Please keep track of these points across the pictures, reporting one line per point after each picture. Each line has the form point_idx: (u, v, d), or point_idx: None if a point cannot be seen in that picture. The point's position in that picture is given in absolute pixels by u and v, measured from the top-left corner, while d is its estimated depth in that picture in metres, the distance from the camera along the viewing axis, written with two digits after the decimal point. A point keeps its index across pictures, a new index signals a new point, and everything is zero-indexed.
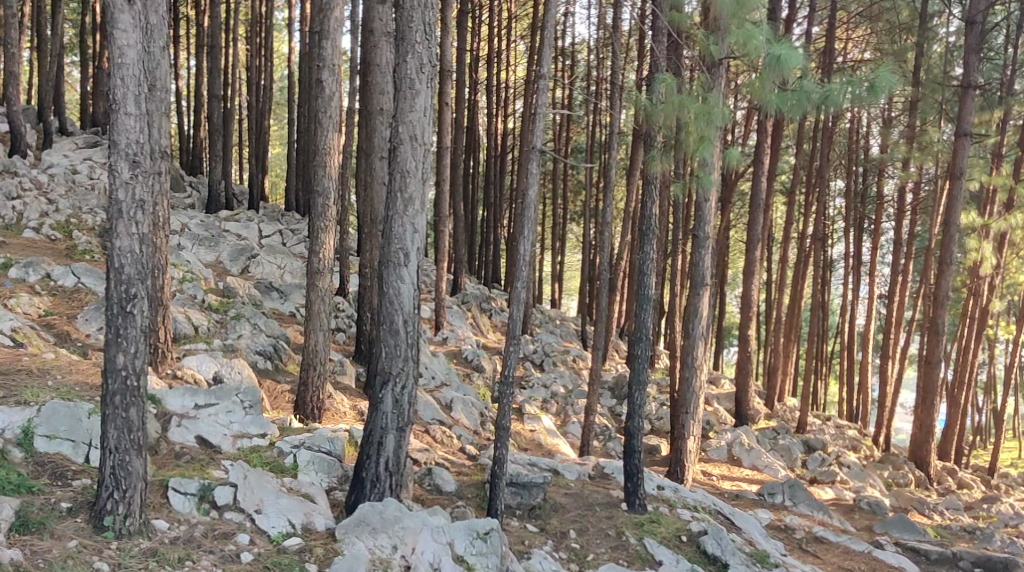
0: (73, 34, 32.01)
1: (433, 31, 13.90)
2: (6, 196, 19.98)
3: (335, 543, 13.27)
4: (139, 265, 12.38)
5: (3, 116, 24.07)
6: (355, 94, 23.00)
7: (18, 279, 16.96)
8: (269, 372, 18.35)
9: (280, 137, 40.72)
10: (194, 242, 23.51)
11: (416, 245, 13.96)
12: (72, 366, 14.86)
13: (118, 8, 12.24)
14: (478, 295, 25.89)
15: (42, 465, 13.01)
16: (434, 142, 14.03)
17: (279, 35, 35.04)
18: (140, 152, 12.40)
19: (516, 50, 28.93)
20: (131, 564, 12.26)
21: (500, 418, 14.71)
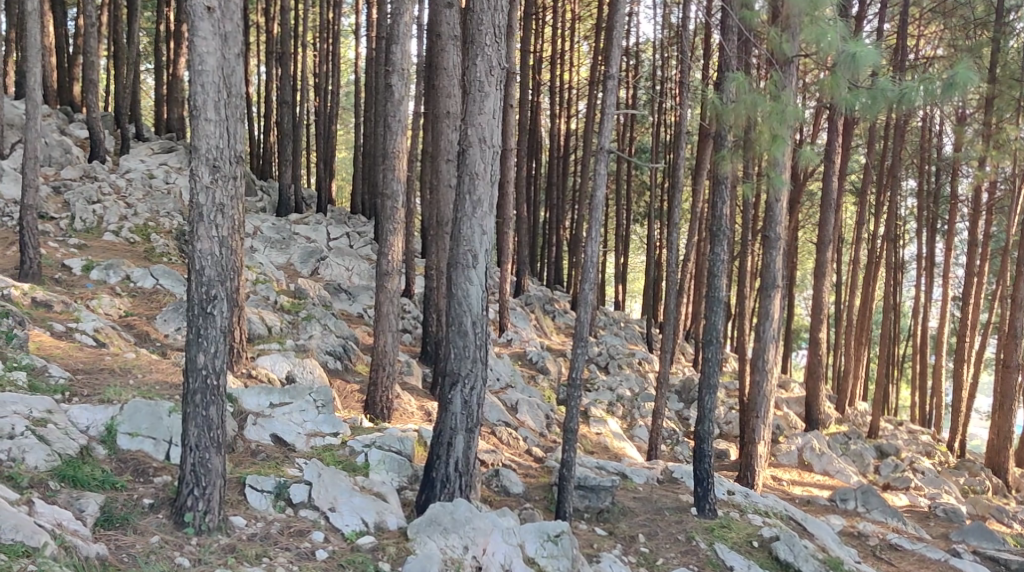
0: (148, 42, 32.72)
1: (503, 33, 14.02)
2: (86, 200, 20.51)
3: (408, 543, 13.46)
4: (219, 267, 12.66)
5: (82, 122, 24.66)
6: (423, 97, 23.23)
7: (99, 281, 17.54)
8: (338, 372, 18.62)
9: (347, 143, 41.29)
10: (265, 245, 23.94)
11: (484, 247, 14.10)
12: (152, 366, 15.24)
13: (197, 16, 12.55)
14: (542, 297, 26.00)
15: (125, 462, 13.30)
16: (503, 144, 14.15)
17: (346, 42, 35.53)
18: (220, 157, 12.68)
19: (580, 51, 28.98)
20: (211, 559, 12.45)
21: (569, 420, 14.85)
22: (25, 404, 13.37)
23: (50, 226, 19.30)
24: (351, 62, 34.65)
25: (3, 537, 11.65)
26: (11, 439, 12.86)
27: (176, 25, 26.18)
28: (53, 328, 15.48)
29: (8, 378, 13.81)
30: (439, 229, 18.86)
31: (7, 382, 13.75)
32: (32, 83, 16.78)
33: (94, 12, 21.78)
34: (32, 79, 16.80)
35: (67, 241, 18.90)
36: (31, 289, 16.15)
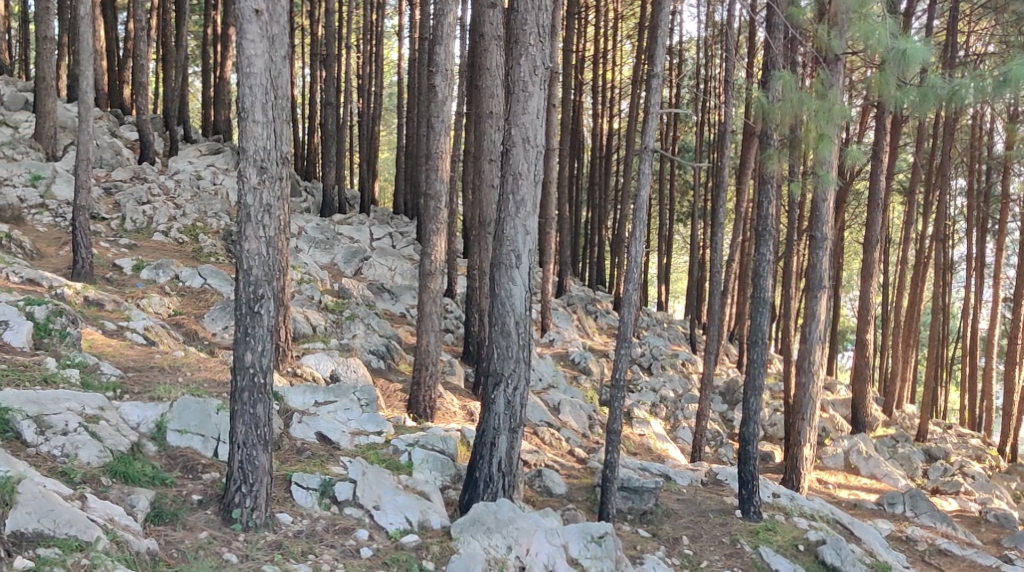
0: (195, 45, 33.09)
1: (548, 33, 14.05)
2: (137, 201, 20.80)
3: (452, 542, 13.54)
4: (267, 267, 12.78)
5: (132, 124, 24.97)
6: (465, 97, 23.31)
7: (148, 280, 17.79)
8: (382, 371, 18.73)
9: (389, 144, 41.49)
10: (309, 246, 23.99)
11: (528, 247, 14.14)
12: (201, 364, 15.43)
13: (246, 19, 12.68)
14: (584, 298, 25.98)
15: (175, 459, 13.47)
16: (546, 144, 14.18)
17: (388, 44, 35.71)
18: (268, 158, 12.80)
19: (623, 50, 28.94)
20: (258, 556, 12.56)
21: (612, 421, 14.86)
22: (78, 401, 13.51)
23: (100, 227, 19.62)
24: (394, 63, 34.82)
25: (57, 531, 11.68)
26: (64, 436, 13.00)
27: (224, 27, 26.42)
28: (104, 326, 15.71)
29: (61, 375, 14.01)
30: (482, 228, 18.92)
31: (60, 379, 13.94)
32: (84, 86, 17.02)
33: (144, 16, 22.05)
34: (85, 82, 17.04)
35: (117, 241, 19.18)
36: (83, 288, 16.40)
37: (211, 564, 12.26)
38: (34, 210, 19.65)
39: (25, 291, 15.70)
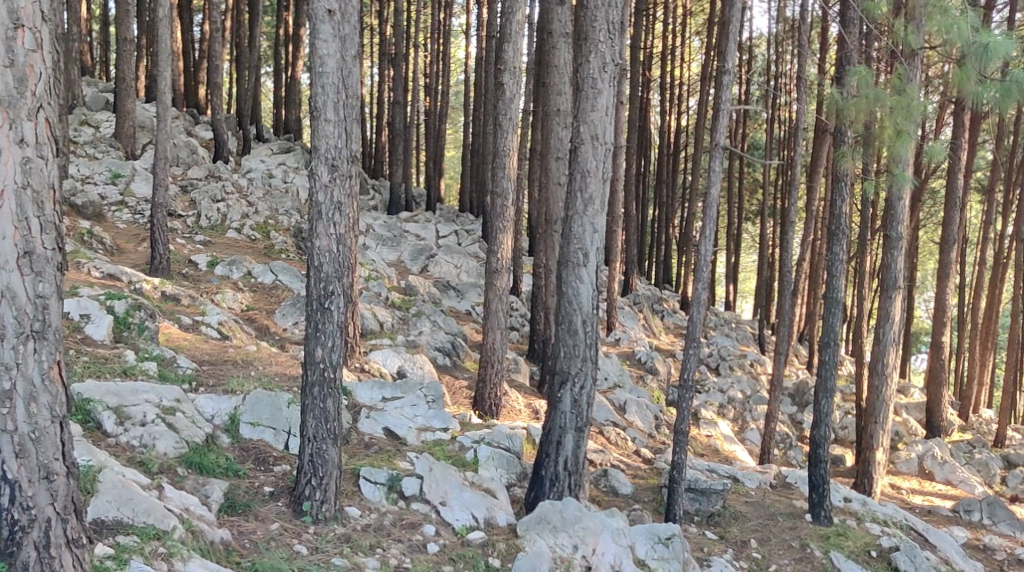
0: (266, 46, 33.51)
1: (618, 29, 13.93)
2: (211, 198, 21.17)
3: (518, 539, 13.56)
4: (337, 264, 12.83)
5: (207, 124, 25.30)
6: (532, 95, 23.25)
7: (222, 276, 18.21)
8: (447, 368, 18.78)
9: (455, 142, 41.69)
10: (376, 243, 24.42)
11: (596, 245, 14.07)
12: (272, 359, 15.71)
13: (319, 19, 12.71)
14: (651, 297, 25.86)
15: (247, 451, 13.66)
16: (615, 142, 14.09)
17: (455, 43, 35.87)
18: (339, 157, 12.84)
19: (691, 47, 28.75)
20: (328, 548, 12.62)
21: (679, 422, 14.79)
22: (155, 393, 13.68)
23: (177, 224, 20.01)
24: (461, 62, 34.91)
25: (136, 520, 11.63)
26: (142, 427, 13.14)
27: (296, 27, 26.69)
28: (181, 320, 15.95)
29: (139, 368, 14.21)
30: (548, 226, 18.88)
31: (139, 371, 14.14)
32: (161, 86, 17.27)
33: (219, 16, 22.31)
34: (163, 83, 17.27)
35: (193, 238, 19.52)
36: (161, 283, 16.70)
37: (283, 555, 12.30)
38: (114, 207, 19.98)
39: (105, 286, 15.99)
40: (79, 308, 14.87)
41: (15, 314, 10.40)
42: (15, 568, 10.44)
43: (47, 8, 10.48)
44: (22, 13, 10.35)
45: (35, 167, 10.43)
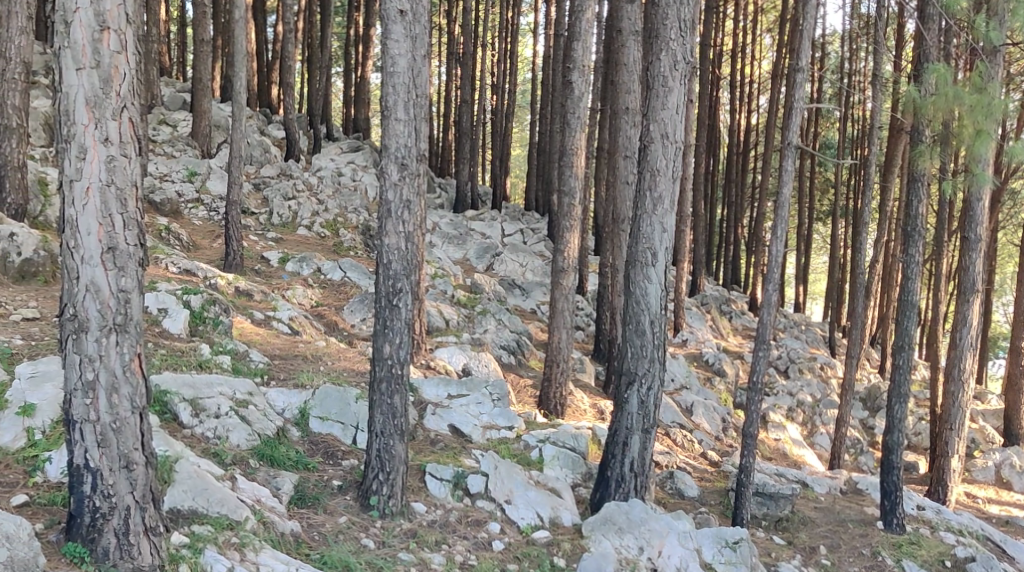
0: (337, 45, 33.81)
1: (690, 26, 13.79)
2: (283, 196, 21.41)
3: (583, 539, 13.50)
4: (406, 261, 12.83)
5: (279, 123, 25.54)
6: (600, 94, 23.12)
7: (293, 272, 18.51)
8: (512, 366, 18.77)
9: (522, 141, 41.73)
10: (442, 241, 24.51)
11: (664, 245, 13.94)
12: (341, 354, 15.88)
13: (391, 19, 12.73)
14: (718, 298, 25.65)
15: (317, 445, 13.75)
16: (685, 141, 13.94)
17: (523, 42, 35.89)
18: (408, 155, 12.84)
19: (762, 44, 28.42)
20: (394, 543, 12.66)
21: (748, 425, 14.66)
22: (229, 385, 13.79)
23: (249, 222, 20.30)
24: (528, 60, 34.89)
25: (210, 510, 11.67)
26: (216, 418, 13.24)
27: (366, 27, 26.86)
28: (253, 315, 16.18)
29: (214, 361, 14.32)
30: (615, 225, 18.76)
31: (213, 364, 14.26)
32: (237, 86, 17.42)
33: (292, 18, 22.44)
34: (238, 83, 17.41)
35: (265, 235, 19.89)
36: (234, 278, 16.93)
37: (350, 548, 12.36)
38: (190, 205, 20.27)
39: (181, 281, 16.20)
40: (157, 301, 15.05)
41: (99, 308, 10.58)
42: (95, 555, 10.71)
43: (131, 10, 10.60)
44: (108, 15, 10.48)
45: (119, 165, 10.58)
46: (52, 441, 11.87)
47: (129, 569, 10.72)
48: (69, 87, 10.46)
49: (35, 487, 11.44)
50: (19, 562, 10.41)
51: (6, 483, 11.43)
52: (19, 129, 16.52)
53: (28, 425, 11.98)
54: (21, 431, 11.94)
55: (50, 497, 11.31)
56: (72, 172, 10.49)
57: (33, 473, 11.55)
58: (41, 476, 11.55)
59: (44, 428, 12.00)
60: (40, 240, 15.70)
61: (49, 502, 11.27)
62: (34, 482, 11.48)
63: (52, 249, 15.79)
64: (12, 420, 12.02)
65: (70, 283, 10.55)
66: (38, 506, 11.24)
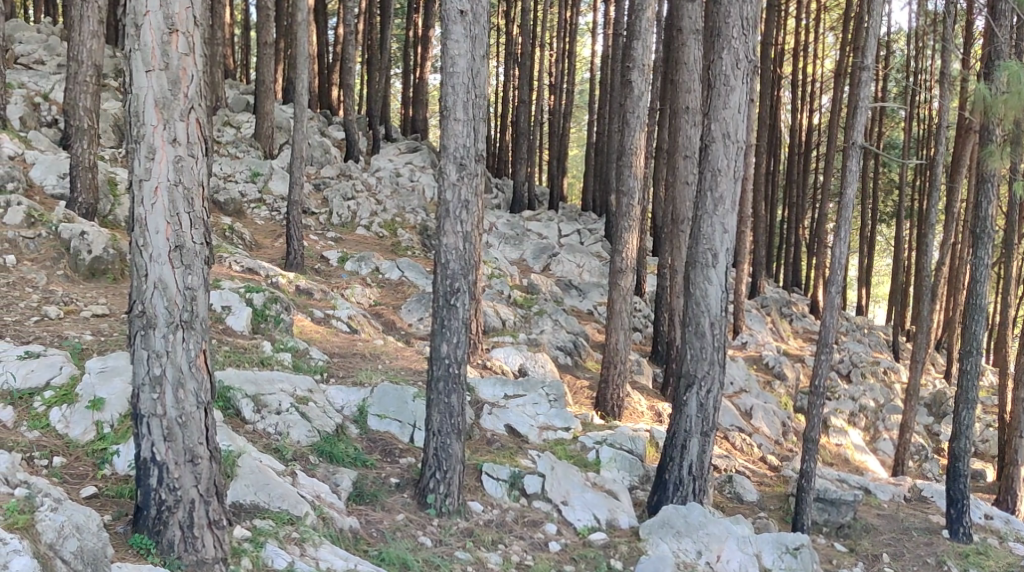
0: (396, 46, 33.95)
1: (752, 24, 13.57)
2: (343, 196, 21.57)
3: (640, 542, 13.38)
4: (464, 261, 12.78)
5: (340, 124, 25.70)
6: (658, 93, 22.94)
7: (352, 272, 18.60)
8: (569, 367, 18.69)
9: (579, 142, 41.67)
10: (500, 241, 24.50)
11: (725, 246, 13.75)
12: (399, 354, 15.91)
13: (451, 20, 12.70)
14: (779, 300, 25.38)
15: (375, 442, 13.75)
16: (747, 141, 13.74)
17: (582, 43, 35.82)
18: (467, 155, 12.79)
19: (825, 42, 28.05)
20: (451, 541, 12.63)
21: (809, 430, 14.48)
22: (290, 382, 13.86)
23: (310, 221, 20.54)
24: (586, 60, 34.80)
25: (271, 505, 11.71)
26: (278, 414, 13.28)
27: (426, 27, 26.90)
28: (313, 314, 16.27)
29: (276, 358, 14.39)
30: (675, 226, 18.59)
31: (275, 361, 14.33)
32: (299, 87, 17.48)
33: (353, 19, 22.52)
34: (301, 84, 17.49)
35: (326, 235, 20.11)
36: (295, 278, 17.04)
37: (408, 545, 12.34)
38: (253, 205, 20.53)
39: (244, 279, 16.32)
40: (221, 300, 15.09)
41: (166, 305, 10.65)
42: (161, 547, 10.77)
43: (199, 13, 10.65)
44: (176, 19, 10.55)
45: (187, 166, 10.64)
46: (120, 434, 11.95)
47: (193, 561, 10.77)
48: (138, 89, 10.53)
49: (103, 480, 11.56)
50: (89, 553, 10.33)
51: (75, 475, 11.57)
52: (89, 129, 16.68)
53: (97, 418, 12.08)
54: (90, 424, 12.05)
55: (118, 490, 11.42)
56: (141, 172, 10.57)
57: (101, 466, 11.67)
58: (109, 469, 11.67)
59: (112, 421, 12.08)
60: (110, 239, 15.90)
61: (117, 494, 11.38)
62: (103, 475, 11.60)
63: (122, 248, 15.97)
64: (81, 414, 12.12)
65: (138, 281, 10.63)
66: (107, 498, 11.36)
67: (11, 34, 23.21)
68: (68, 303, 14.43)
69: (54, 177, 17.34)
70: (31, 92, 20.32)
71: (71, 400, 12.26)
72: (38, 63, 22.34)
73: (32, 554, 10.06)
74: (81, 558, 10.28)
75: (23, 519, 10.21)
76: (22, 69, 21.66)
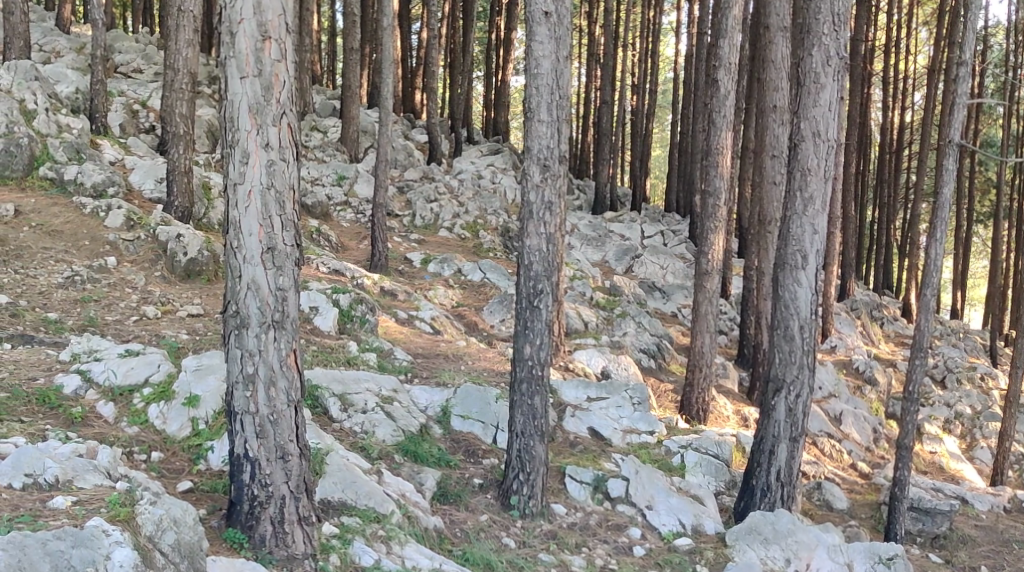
0: (479, 49, 34.03)
1: (844, 20, 13.20)
2: (425, 198, 21.61)
3: (726, 549, 13.09)
4: (547, 263, 12.61)
5: (423, 127, 25.74)
6: (745, 92, 22.57)
7: (434, 273, 18.63)
8: (652, 370, 18.44)
9: (661, 142, 41.32)
10: (581, 242, 24.35)
11: (815, 248, 13.36)
12: (481, 355, 15.82)
13: (536, 21, 12.52)
14: (869, 303, 24.87)
15: (458, 442, 13.66)
16: (838, 139, 13.34)
17: (664, 42, 35.48)
18: (551, 157, 12.61)
19: (918, 38, 27.33)
20: (535, 543, 12.51)
21: (903, 437, 14.12)
22: (375, 382, 13.84)
23: (394, 223, 20.61)
24: (670, 60, 34.46)
25: (358, 502, 11.66)
26: (363, 413, 13.23)
27: (509, 29, 26.79)
28: (397, 314, 16.28)
29: (361, 358, 14.40)
30: (762, 227, 18.22)
31: (360, 361, 14.32)
32: (384, 91, 17.46)
33: (438, 23, 22.51)
34: (386, 88, 17.46)
35: (408, 237, 20.16)
36: (379, 279, 17.07)
37: (492, 547, 12.23)
38: (339, 207, 20.67)
39: (331, 280, 16.39)
40: (308, 300, 15.18)
41: (259, 305, 10.65)
42: (252, 542, 10.79)
43: (291, 20, 10.64)
44: (269, 26, 10.54)
45: (279, 169, 10.63)
46: (214, 431, 12.01)
47: (283, 557, 10.77)
48: (233, 95, 10.55)
49: (198, 475, 11.62)
50: (185, 545, 10.31)
51: (172, 470, 11.65)
52: (186, 135, 16.84)
53: (193, 415, 12.14)
54: (186, 421, 12.11)
55: (213, 485, 11.47)
56: (236, 176, 10.59)
57: (197, 462, 11.74)
58: (204, 465, 11.73)
59: (207, 418, 12.13)
60: (205, 241, 16.04)
61: (211, 490, 11.43)
62: (198, 470, 11.67)
63: (216, 250, 16.08)
64: (178, 411, 12.19)
65: (232, 282, 10.65)
66: (202, 493, 11.40)
67: (111, 44, 23.61)
68: (165, 302, 14.59)
69: (152, 182, 17.61)
70: (130, 100, 20.65)
71: (169, 398, 12.34)
72: (136, 72, 22.65)
73: (133, 546, 9.98)
74: (178, 551, 10.24)
75: (124, 512, 10.18)
76: (121, 77, 22.02)
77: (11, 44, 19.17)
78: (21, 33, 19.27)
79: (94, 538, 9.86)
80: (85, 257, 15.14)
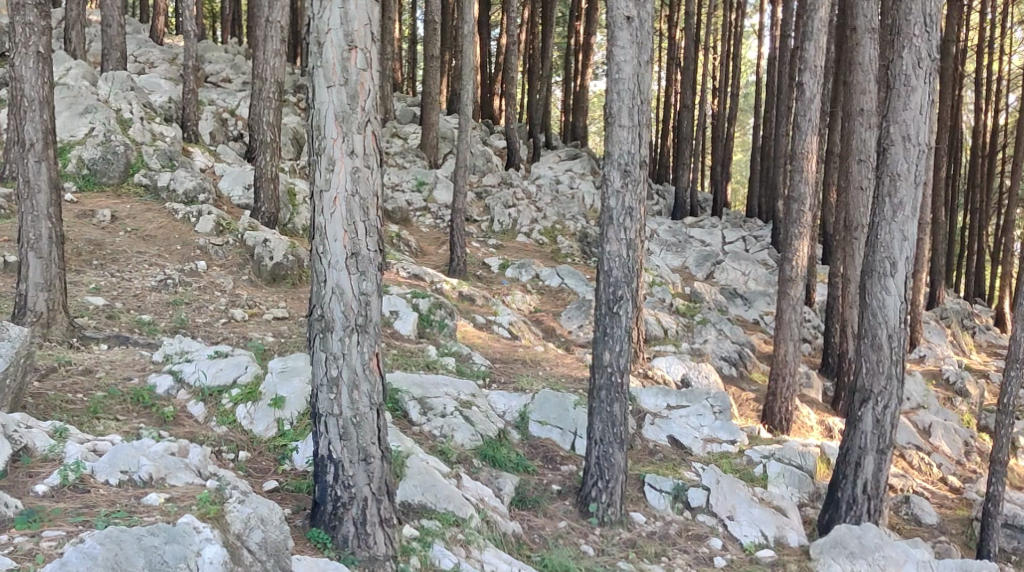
0: (559, 54, 33.83)
1: (935, 21, 12.74)
2: (504, 204, 21.47)
3: (811, 562, 12.75)
4: (627, 269, 12.36)
5: (502, 133, 25.62)
6: (830, 96, 22.08)
7: (512, 278, 18.51)
8: (733, 378, 18.05)
9: (743, 147, 40.74)
10: (661, 248, 24.06)
11: (905, 255, 12.91)
12: (559, 361, 15.63)
13: (618, 26, 12.28)
14: (959, 312, 24.22)
15: (537, 448, 13.48)
16: (929, 143, 12.89)
17: (747, 45, 34.98)
18: (633, 162, 12.36)
19: (1011, 39, 26.53)
20: (614, 551, 12.27)
21: (996, 451, 13.65)
22: (454, 386, 13.70)
23: (472, 229, 20.51)
24: (751, 63, 33.97)
25: (438, 505, 11.51)
26: (443, 417, 13.09)
27: (590, 34, 26.55)
28: (475, 319, 16.15)
29: (440, 362, 14.30)
30: (848, 233, 17.76)
31: (439, 366, 14.22)
32: (464, 96, 17.32)
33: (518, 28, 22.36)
34: (465, 93, 17.32)
35: (487, 242, 20.05)
36: (458, 284, 16.97)
37: (571, 553, 12.03)
38: (418, 212, 20.64)
39: (411, 285, 16.39)
40: (389, 304, 15.12)
41: (343, 309, 10.57)
42: (336, 542, 10.70)
43: (376, 28, 10.54)
44: (356, 35, 10.45)
45: (363, 176, 10.54)
46: (299, 432, 11.95)
47: (366, 557, 10.66)
48: (320, 103, 10.47)
49: (283, 475, 11.58)
50: (272, 544, 10.25)
51: (258, 469, 11.62)
52: (273, 142, 16.90)
53: (278, 416, 12.11)
54: (271, 421, 12.08)
55: (297, 485, 11.42)
56: (322, 183, 10.52)
57: (282, 462, 11.69)
58: (289, 465, 11.68)
59: (292, 419, 12.09)
60: (289, 246, 16.04)
61: (296, 489, 11.38)
62: (283, 470, 11.63)
63: (301, 254, 16.09)
64: (264, 411, 12.16)
65: (317, 286, 10.59)
66: (287, 492, 11.35)
67: (200, 54, 23.82)
68: (252, 306, 14.63)
69: (241, 188, 17.65)
70: (220, 108, 20.80)
71: (256, 398, 12.30)
72: (225, 81, 22.83)
73: (223, 543, 9.96)
74: (266, 548, 10.18)
75: (215, 510, 10.15)
76: (211, 86, 22.21)
77: (108, 56, 19.42)
78: (118, 45, 19.49)
79: (186, 535, 9.85)
80: (177, 261, 15.20)
